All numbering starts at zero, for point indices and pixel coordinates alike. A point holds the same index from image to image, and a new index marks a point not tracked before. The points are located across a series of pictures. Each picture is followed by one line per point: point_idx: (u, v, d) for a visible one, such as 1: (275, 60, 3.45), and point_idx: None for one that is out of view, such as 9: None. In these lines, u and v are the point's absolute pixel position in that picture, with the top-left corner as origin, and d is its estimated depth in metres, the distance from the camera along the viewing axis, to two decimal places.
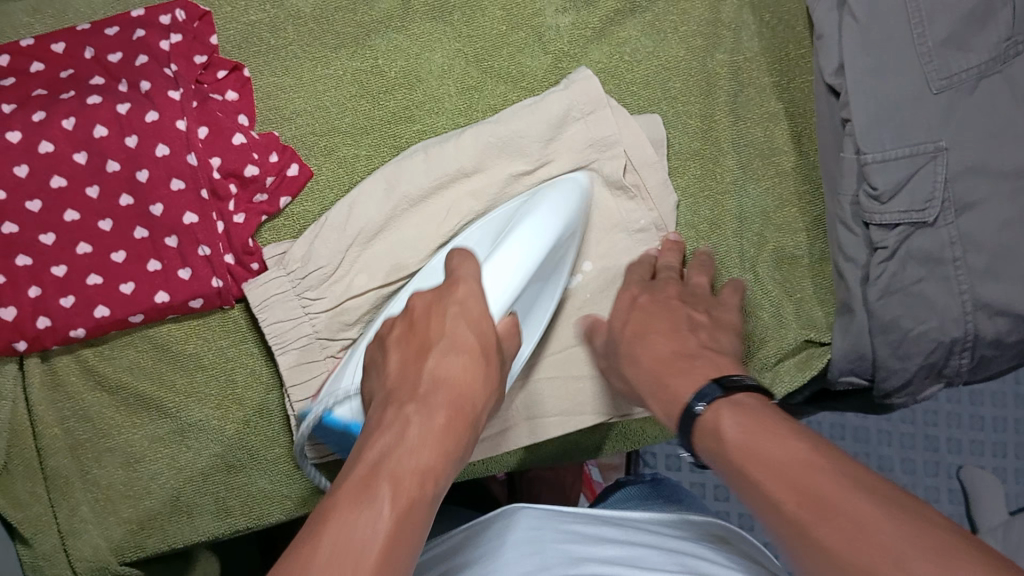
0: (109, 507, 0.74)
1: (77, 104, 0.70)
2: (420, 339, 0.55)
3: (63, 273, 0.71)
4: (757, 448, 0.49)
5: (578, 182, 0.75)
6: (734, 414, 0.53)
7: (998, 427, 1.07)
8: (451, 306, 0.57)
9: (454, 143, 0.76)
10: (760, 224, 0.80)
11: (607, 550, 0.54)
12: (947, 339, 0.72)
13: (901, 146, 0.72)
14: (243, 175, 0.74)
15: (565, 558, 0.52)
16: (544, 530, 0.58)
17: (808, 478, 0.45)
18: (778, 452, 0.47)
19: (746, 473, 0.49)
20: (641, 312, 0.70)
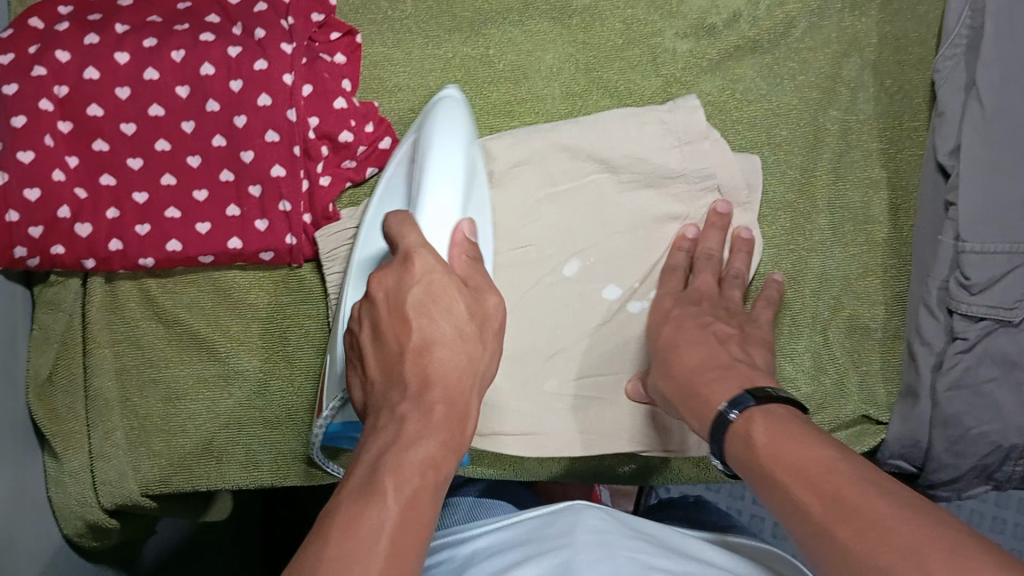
0: (142, 438, 0.74)
1: (191, 39, 0.70)
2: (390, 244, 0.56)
3: (144, 200, 0.72)
4: (781, 451, 0.53)
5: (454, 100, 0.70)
6: (767, 424, 0.56)
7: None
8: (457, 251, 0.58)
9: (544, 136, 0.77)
10: (839, 289, 0.79)
11: (671, 561, 0.59)
12: (1006, 444, 0.71)
13: (1002, 241, 0.70)
14: (337, 140, 0.74)
15: (637, 567, 0.56)
16: (614, 534, 0.61)
17: (831, 482, 0.49)
18: (801, 457, 0.51)
19: (771, 476, 0.53)
20: (674, 322, 0.71)
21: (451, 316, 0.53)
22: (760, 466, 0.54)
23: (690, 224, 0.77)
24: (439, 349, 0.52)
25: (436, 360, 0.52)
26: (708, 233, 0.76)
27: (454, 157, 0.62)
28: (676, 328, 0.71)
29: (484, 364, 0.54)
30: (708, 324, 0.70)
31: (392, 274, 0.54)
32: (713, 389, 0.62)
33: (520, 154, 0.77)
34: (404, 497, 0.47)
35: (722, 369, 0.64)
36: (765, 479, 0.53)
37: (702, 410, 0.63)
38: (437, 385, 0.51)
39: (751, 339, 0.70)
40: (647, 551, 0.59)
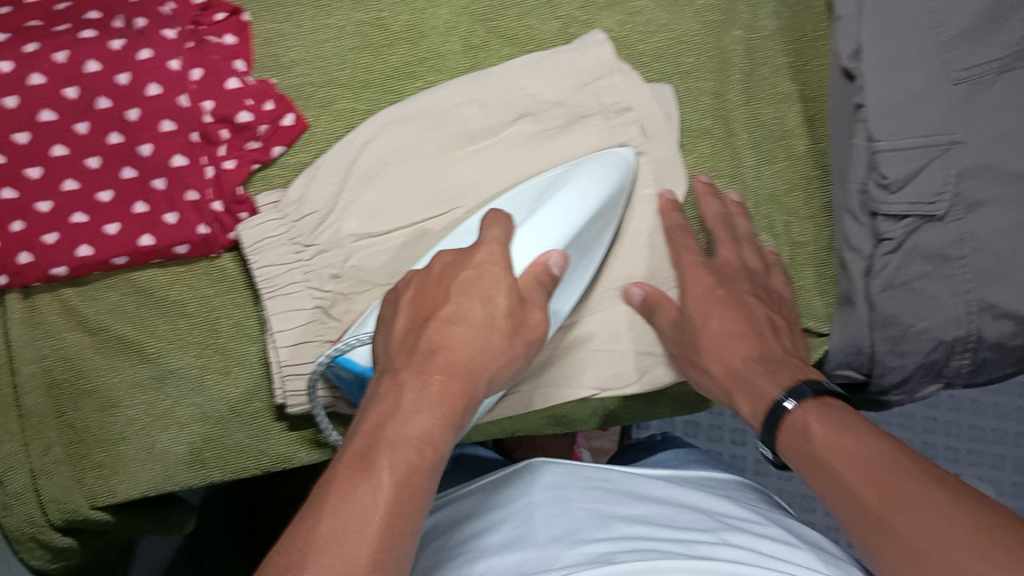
0: (82, 452, 0.73)
1: (71, 38, 0.68)
2: (430, 302, 0.54)
3: (48, 209, 0.69)
4: (840, 443, 0.55)
5: (623, 157, 0.72)
6: (822, 417, 0.58)
7: (952, 431, 1.10)
8: (465, 270, 0.54)
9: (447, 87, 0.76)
10: (770, 208, 0.78)
11: (632, 507, 0.58)
12: (948, 338, 0.70)
13: (914, 137, 0.70)
14: (236, 121, 0.72)
15: (595, 518, 0.55)
16: (569, 487, 0.60)
17: (890, 479, 0.51)
18: (858, 446, 0.54)
19: (827, 466, 0.55)
20: (721, 313, 0.70)
21: (489, 301, 0.53)
22: (819, 456, 0.56)
23: (668, 191, 0.75)
24: (470, 310, 0.52)
25: (453, 335, 0.51)
26: (704, 202, 0.75)
27: (567, 212, 0.63)
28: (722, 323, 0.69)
29: (512, 348, 0.53)
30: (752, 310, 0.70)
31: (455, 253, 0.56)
32: (765, 384, 0.64)
33: (435, 118, 0.75)
34: (406, 438, 0.47)
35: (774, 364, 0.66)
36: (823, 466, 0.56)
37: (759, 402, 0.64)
38: (442, 356, 0.50)
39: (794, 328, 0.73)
40: (607, 500, 0.58)
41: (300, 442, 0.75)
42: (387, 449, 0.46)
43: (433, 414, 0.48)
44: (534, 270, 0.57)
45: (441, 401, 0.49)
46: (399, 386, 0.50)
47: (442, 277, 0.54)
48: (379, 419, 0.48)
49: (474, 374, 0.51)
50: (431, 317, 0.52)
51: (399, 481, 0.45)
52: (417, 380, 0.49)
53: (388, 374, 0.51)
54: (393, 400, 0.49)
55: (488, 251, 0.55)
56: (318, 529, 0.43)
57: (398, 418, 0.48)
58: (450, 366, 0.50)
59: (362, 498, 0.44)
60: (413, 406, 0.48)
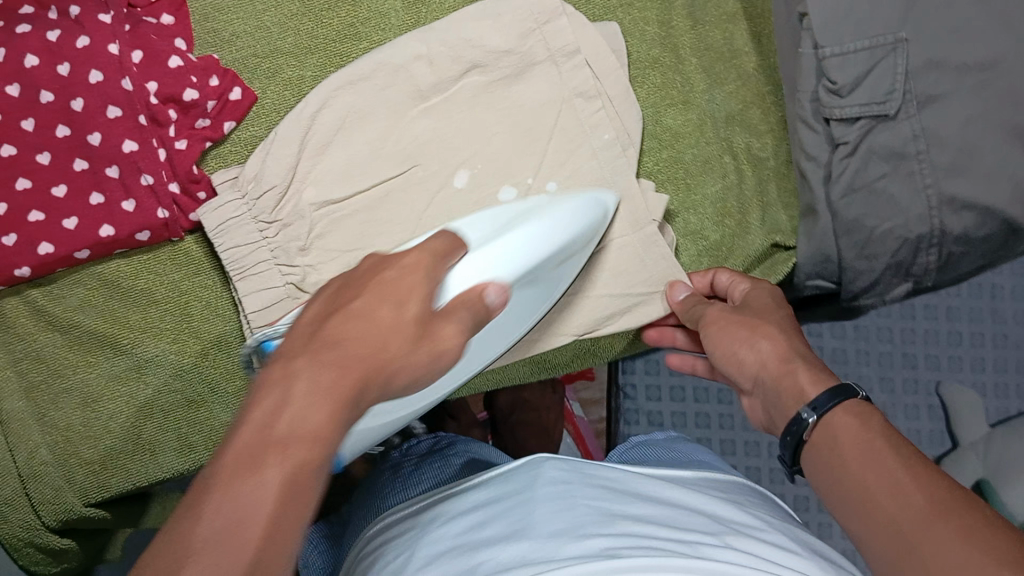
0: (70, 450, 0.72)
1: (6, 35, 0.68)
2: (353, 292, 0.47)
3: (3, 210, 0.68)
4: (856, 468, 0.47)
5: (600, 203, 0.69)
6: (846, 428, 0.50)
7: (930, 340, 1.07)
8: (390, 270, 0.48)
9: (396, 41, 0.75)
10: (727, 128, 0.78)
11: (639, 507, 0.53)
12: (913, 237, 0.71)
13: (860, 39, 0.70)
14: (183, 100, 0.71)
15: (599, 516, 0.51)
16: (573, 485, 0.56)
17: (901, 510, 0.43)
18: (867, 471, 0.46)
19: (844, 490, 0.48)
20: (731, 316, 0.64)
21: (402, 305, 0.46)
22: (841, 481, 0.48)
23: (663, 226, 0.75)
24: (379, 310, 0.45)
25: (358, 327, 0.44)
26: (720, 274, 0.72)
27: (499, 250, 0.57)
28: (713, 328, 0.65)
29: (425, 356, 0.45)
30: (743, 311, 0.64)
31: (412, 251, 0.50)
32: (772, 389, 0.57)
33: (385, 77, 0.74)
34: (307, 429, 0.38)
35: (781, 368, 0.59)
36: (837, 492, 0.48)
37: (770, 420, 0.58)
38: (360, 346, 0.43)
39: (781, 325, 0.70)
40: (616, 500, 0.54)
41: None
42: (275, 448, 0.37)
43: (330, 407, 0.39)
44: (468, 295, 0.50)
45: (335, 393, 0.40)
46: (293, 372, 0.40)
47: (365, 275, 0.49)
48: (265, 410, 0.38)
49: (372, 369, 0.43)
50: (340, 310, 0.45)
51: (295, 479, 0.37)
52: (312, 366, 0.40)
53: (280, 359, 0.42)
54: (284, 389, 0.39)
55: (417, 256, 0.50)
56: (198, 529, 0.35)
57: (297, 410, 0.39)
58: (356, 366, 0.42)
59: (251, 487, 0.35)
60: (304, 398, 0.39)
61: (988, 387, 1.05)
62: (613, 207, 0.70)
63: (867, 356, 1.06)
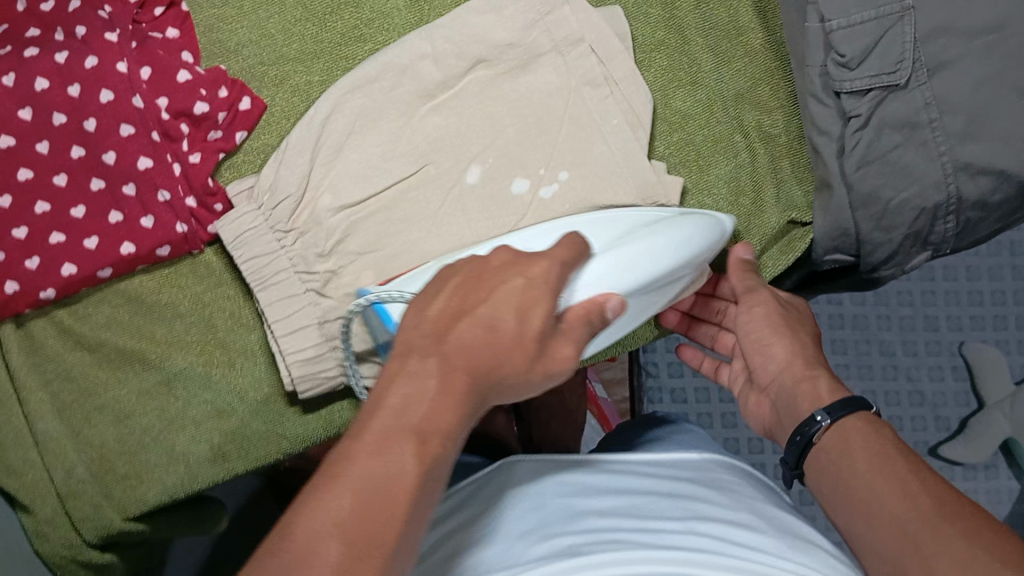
0: (105, 466, 0.73)
1: (16, 59, 0.68)
2: (469, 299, 0.48)
3: (24, 234, 0.69)
4: (857, 469, 0.54)
5: (721, 227, 0.66)
6: (863, 440, 0.56)
7: (952, 301, 1.07)
8: (514, 276, 0.48)
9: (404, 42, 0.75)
10: (737, 106, 0.78)
11: (602, 498, 0.57)
12: (930, 206, 0.71)
13: (867, 9, 0.70)
14: (194, 113, 0.72)
15: (566, 511, 0.56)
16: (545, 480, 0.60)
17: (905, 513, 0.49)
18: (878, 477, 0.53)
19: (851, 492, 0.54)
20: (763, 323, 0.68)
21: (524, 318, 0.47)
22: (844, 484, 0.55)
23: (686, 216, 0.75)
24: (502, 320, 0.47)
25: (481, 317, 0.47)
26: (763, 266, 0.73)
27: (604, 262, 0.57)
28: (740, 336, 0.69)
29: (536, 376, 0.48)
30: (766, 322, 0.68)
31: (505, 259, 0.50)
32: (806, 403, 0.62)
33: (392, 78, 0.74)
34: (428, 424, 0.43)
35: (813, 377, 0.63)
36: (846, 497, 0.54)
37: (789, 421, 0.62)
38: (480, 354, 0.46)
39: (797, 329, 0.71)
40: (575, 492, 0.58)
41: (317, 419, 0.76)
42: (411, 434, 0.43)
43: (450, 407, 0.44)
44: (587, 310, 0.51)
45: (448, 393, 0.44)
46: (427, 371, 0.45)
47: (491, 275, 0.49)
48: (402, 404, 0.44)
49: (488, 379, 0.46)
50: (466, 313, 0.47)
51: (425, 468, 0.42)
52: (440, 371, 0.45)
53: (413, 355, 0.45)
54: (417, 385, 0.44)
55: (544, 268, 0.49)
56: (338, 506, 0.40)
57: (422, 408, 0.44)
58: (472, 369, 0.46)
59: (382, 473, 0.41)
60: (437, 398, 0.44)
61: (1012, 345, 1.05)
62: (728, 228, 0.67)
63: (889, 321, 1.06)
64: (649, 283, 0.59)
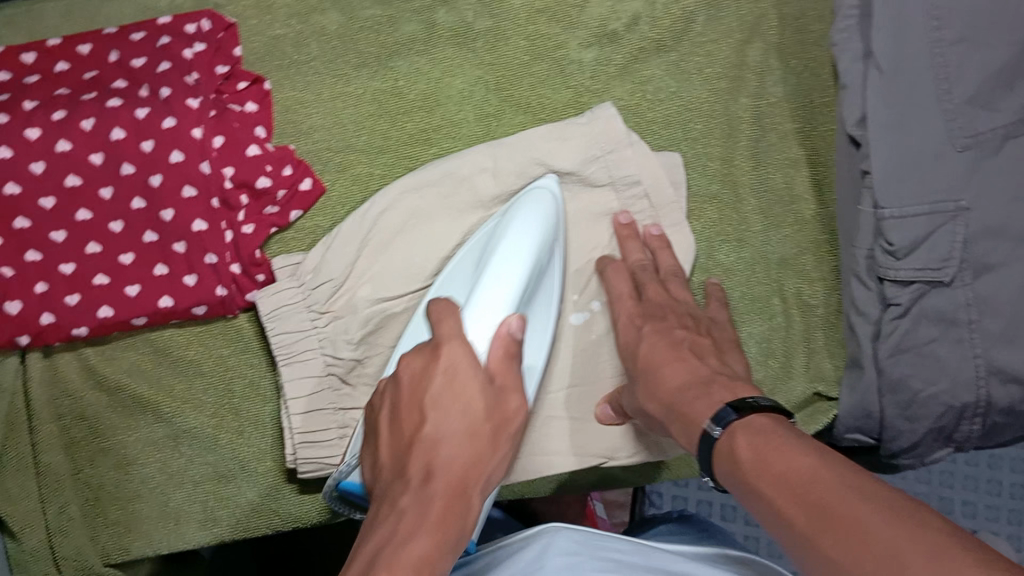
0: (98, 509, 0.74)
1: (98, 106, 0.70)
2: (411, 425, 0.53)
3: (71, 271, 0.71)
4: (765, 461, 0.50)
5: (548, 190, 0.73)
6: (749, 437, 0.53)
7: (972, 487, 0.99)
8: (437, 374, 0.53)
9: (468, 153, 0.77)
10: (778, 270, 0.79)
11: None
12: (957, 404, 0.70)
13: (921, 202, 0.70)
14: (255, 187, 0.74)
15: None
16: (585, 559, 0.59)
17: (812, 492, 0.46)
18: (786, 464, 0.49)
19: (755, 487, 0.50)
20: (648, 341, 0.68)
21: (468, 403, 0.53)
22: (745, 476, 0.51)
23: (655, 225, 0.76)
24: (448, 424, 0.52)
25: (442, 455, 0.51)
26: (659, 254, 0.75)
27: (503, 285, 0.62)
28: (651, 346, 0.68)
29: (499, 450, 0.53)
30: (680, 339, 0.67)
31: (421, 358, 0.55)
32: (697, 407, 0.59)
33: (451, 186, 0.76)
34: (405, 564, 0.46)
35: (705, 385, 0.61)
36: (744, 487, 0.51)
37: (689, 427, 0.59)
38: (439, 478, 0.50)
39: (723, 346, 0.69)
40: None
41: (311, 502, 0.75)
42: (382, 569, 0.46)
43: (430, 539, 0.48)
44: (499, 346, 0.57)
45: (438, 528, 0.48)
46: (400, 510, 0.49)
47: (417, 391, 0.54)
48: (378, 545, 0.48)
49: (461, 503, 0.51)
50: (417, 439, 0.52)
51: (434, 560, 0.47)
52: (416, 504, 0.49)
53: (388, 500, 0.51)
54: (392, 528, 0.48)
55: (449, 326, 0.56)
56: None
57: (394, 545, 0.47)
58: (446, 490, 0.50)
59: None
60: (409, 530, 0.48)
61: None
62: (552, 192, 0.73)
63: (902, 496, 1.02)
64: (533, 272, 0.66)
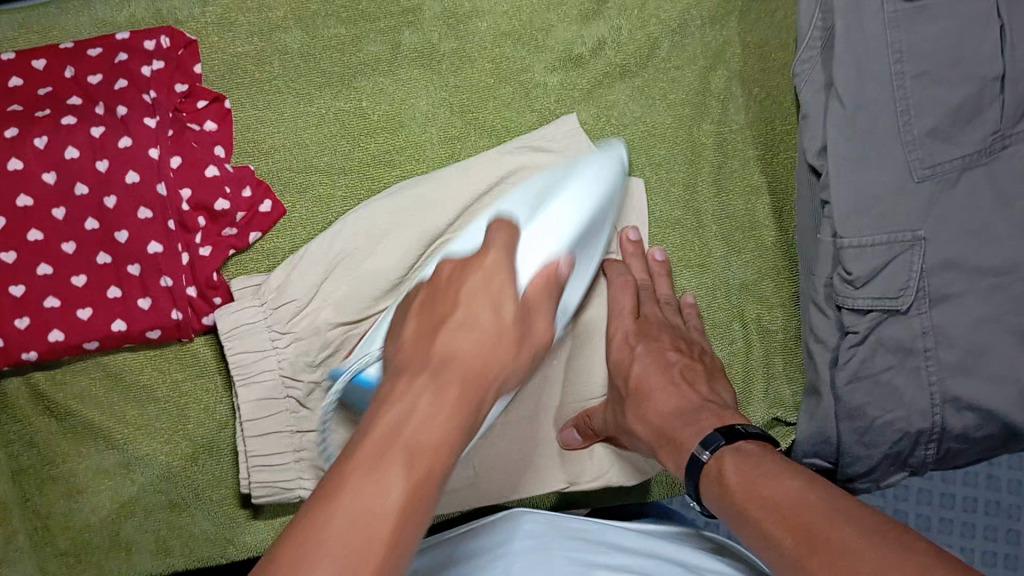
0: (46, 537, 0.71)
1: (53, 124, 0.70)
2: (436, 315, 0.46)
3: (20, 293, 0.69)
4: (754, 486, 0.52)
5: (613, 158, 0.72)
6: (738, 463, 0.55)
7: (924, 498, 0.96)
8: (474, 273, 0.48)
9: (436, 179, 0.76)
10: (739, 297, 0.80)
11: (611, 556, 0.58)
12: (913, 430, 0.71)
13: (879, 232, 0.71)
14: (213, 209, 0.73)
15: (576, 563, 0.56)
16: (551, 536, 0.61)
17: (802, 516, 0.47)
18: (778, 491, 0.50)
19: (745, 511, 0.51)
20: (640, 362, 0.69)
21: (499, 308, 0.47)
22: (736, 501, 0.53)
23: (631, 228, 0.77)
24: (482, 316, 0.46)
25: (454, 342, 0.45)
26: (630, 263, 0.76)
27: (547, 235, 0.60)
28: (643, 367, 0.68)
29: (519, 358, 0.47)
30: (673, 364, 0.68)
31: (457, 258, 0.51)
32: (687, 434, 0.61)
33: (419, 208, 0.75)
34: (423, 444, 0.40)
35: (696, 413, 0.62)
36: (734, 507, 0.52)
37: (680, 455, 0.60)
38: (459, 366, 0.44)
39: (712, 373, 0.71)
40: (586, 549, 0.59)
41: (268, 530, 0.74)
42: (405, 450, 0.39)
43: (449, 421, 0.41)
44: (544, 275, 0.53)
45: (456, 413, 0.42)
46: (416, 390, 0.42)
47: (448, 280, 0.48)
48: (393, 421, 0.40)
49: (483, 387, 0.44)
50: (443, 324, 0.46)
51: (448, 444, 0.41)
52: (431, 389, 0.42)
53: (403, 375, 0.43)
54: (407, 404, 0.41)
55: (496, 256, 0.50)
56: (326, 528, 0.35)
57: (416, 421, 0.41)
58: (466, 377, 0.44)
59: (371, 493, 0.37)
60: (429, 413, 0.41)
61: (998, 559, 0.94)
62: (624, 160, 0.74)
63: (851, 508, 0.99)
64: (580, 237, 0.64)
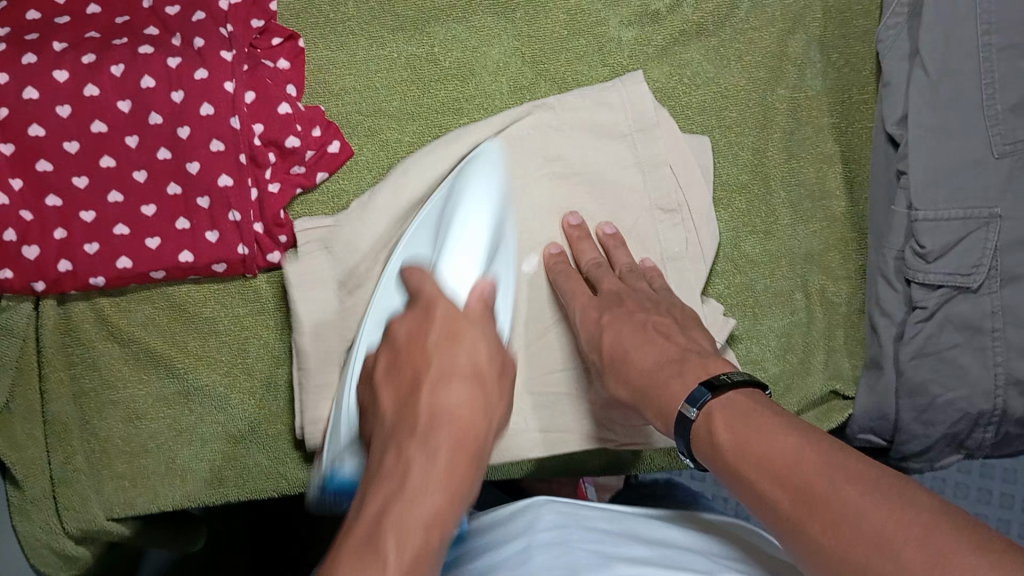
0: (105, 461, 0.74)
1: (129, 52, 0.69)
2: (409, 375, 0.53)
3: (91, 219, 0.70)
4: (747, 444, 0.50)
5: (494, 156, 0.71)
6: (728, 421, 0.53)
7: None
8: (428, 332, 0.55)
9: (523, 122, 0.74)
10: (805, 266, 0.79)
11: (632, 548, 0.56)
12: (973, 411, 0.70)
13: (955, 207, 0.70)
14: (283, 145, 0.73)
15: (597, 557, 0.54)
16: (568, 527, 0.59)
17: (802, 475, 0.47)
18: (773, 447, 0.49)
19: (740, 473, 0.50)
20: (609, 329, 0.66)
21: (468, 352, 0.54)
22: (729, 463, 0.51)
23: None
24: (455, 361, 0.53)
25: (442, 400, 0.51)
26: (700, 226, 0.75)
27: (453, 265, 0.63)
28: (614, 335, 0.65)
29: (500, 390, 0.55)
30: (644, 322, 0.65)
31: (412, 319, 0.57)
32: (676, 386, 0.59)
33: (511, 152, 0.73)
34: (415, 517, 0.44)
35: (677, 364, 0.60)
36: (729, 467, 0.51)
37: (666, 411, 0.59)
38: (443, 425, 0.49)
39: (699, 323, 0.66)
40: (604, 542, 0.57)
41: None
42: (394, 533, 0.43)
43: (440, 487, 0.46)
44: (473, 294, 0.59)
45: (447, 484, 0.47)
46: (405, 460, 0.48)
47: (413, 345, 0.54)
48: (382, 500, 0.45)
49: (473, 447, 0.50)
50: (420, 384, 0.52)
51: (449, 500, 0.46)
52: (423, 454, 0.48)
53: (392, 449, 0.49)
54: (393, 481, 0.46)
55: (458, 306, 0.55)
56: None
57: (403, 499, 0.45)
58: (456, 441, 0.49)
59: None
60: (419, 486, 0.46)
61: None
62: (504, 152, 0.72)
63: None
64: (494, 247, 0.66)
